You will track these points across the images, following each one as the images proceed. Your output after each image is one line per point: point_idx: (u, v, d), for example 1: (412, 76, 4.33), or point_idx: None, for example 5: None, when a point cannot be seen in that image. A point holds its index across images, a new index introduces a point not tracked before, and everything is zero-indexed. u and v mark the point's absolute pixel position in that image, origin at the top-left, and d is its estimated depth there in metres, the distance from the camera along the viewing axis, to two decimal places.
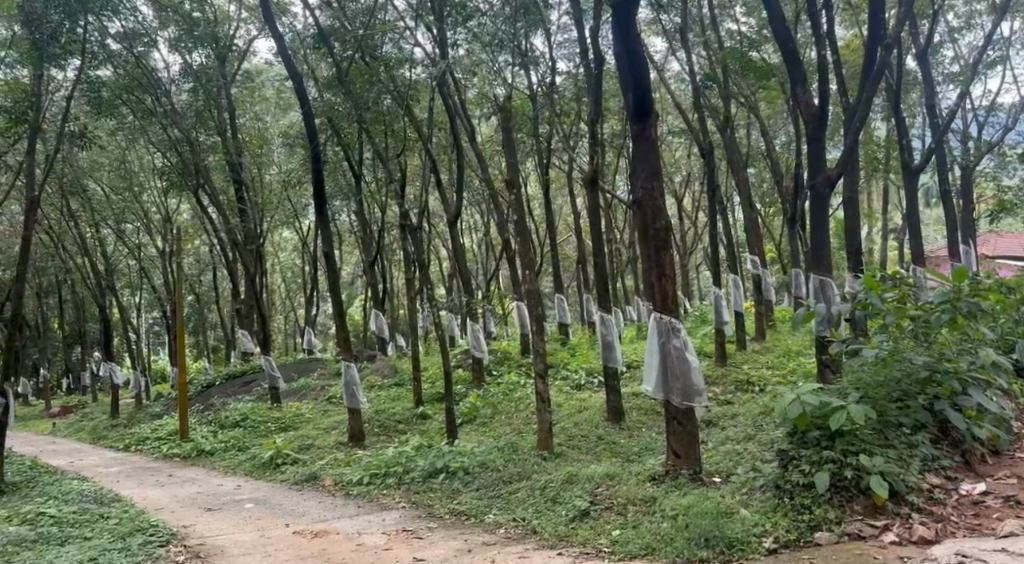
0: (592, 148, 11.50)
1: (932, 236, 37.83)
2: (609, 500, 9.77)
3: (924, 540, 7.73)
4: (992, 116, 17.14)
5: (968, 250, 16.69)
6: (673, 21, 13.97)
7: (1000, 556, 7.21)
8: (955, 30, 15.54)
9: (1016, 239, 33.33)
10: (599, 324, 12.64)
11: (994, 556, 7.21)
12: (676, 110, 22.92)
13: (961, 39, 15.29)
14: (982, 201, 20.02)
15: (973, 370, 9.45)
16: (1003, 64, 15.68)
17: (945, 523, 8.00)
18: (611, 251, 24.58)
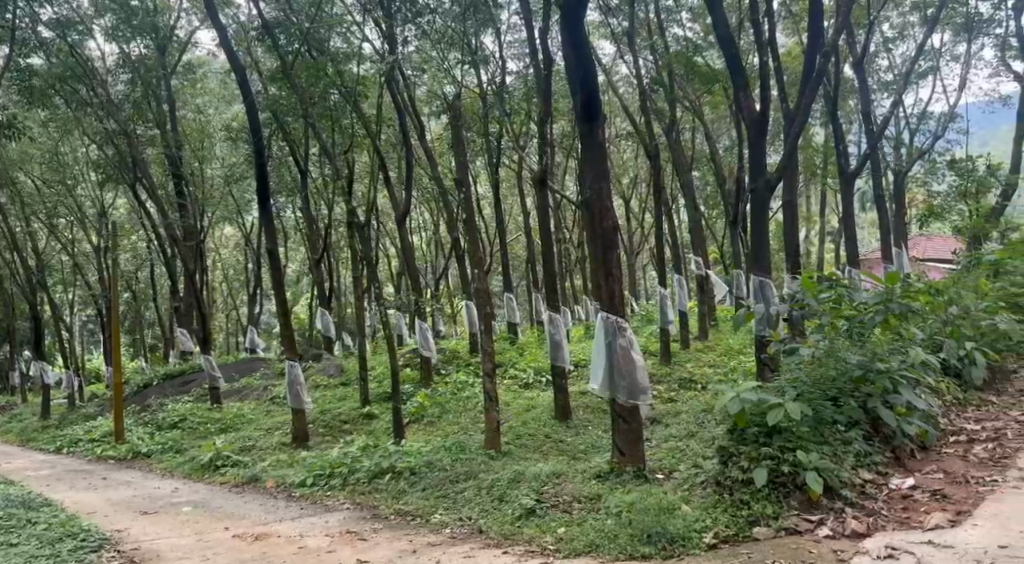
0: (540, 147, 11.55)
1: (868, 238, 39.15)
2: (555, 498, 9.84)
3: (856, 534, 7.99)
4: (922, 124, 17.80)
5: (898, 252, 17.29)
6: (621, 24, 14.15)
7: (926, 549, 7.56)
8: (889, 40, 16.13)
9: (945, 241, 34.73)
10: (547, 323, 12.67)
11: (921, 548, 7.56)
12: (622, 112, 23.19)
13: (894, 49, 15.86)
14: (913, 206, 20.77)
15: (904, 369, 9.79)
16: (933, 74, 16.29)
17: (876, 517, 8.28)
18: (559, 251, 24.74)
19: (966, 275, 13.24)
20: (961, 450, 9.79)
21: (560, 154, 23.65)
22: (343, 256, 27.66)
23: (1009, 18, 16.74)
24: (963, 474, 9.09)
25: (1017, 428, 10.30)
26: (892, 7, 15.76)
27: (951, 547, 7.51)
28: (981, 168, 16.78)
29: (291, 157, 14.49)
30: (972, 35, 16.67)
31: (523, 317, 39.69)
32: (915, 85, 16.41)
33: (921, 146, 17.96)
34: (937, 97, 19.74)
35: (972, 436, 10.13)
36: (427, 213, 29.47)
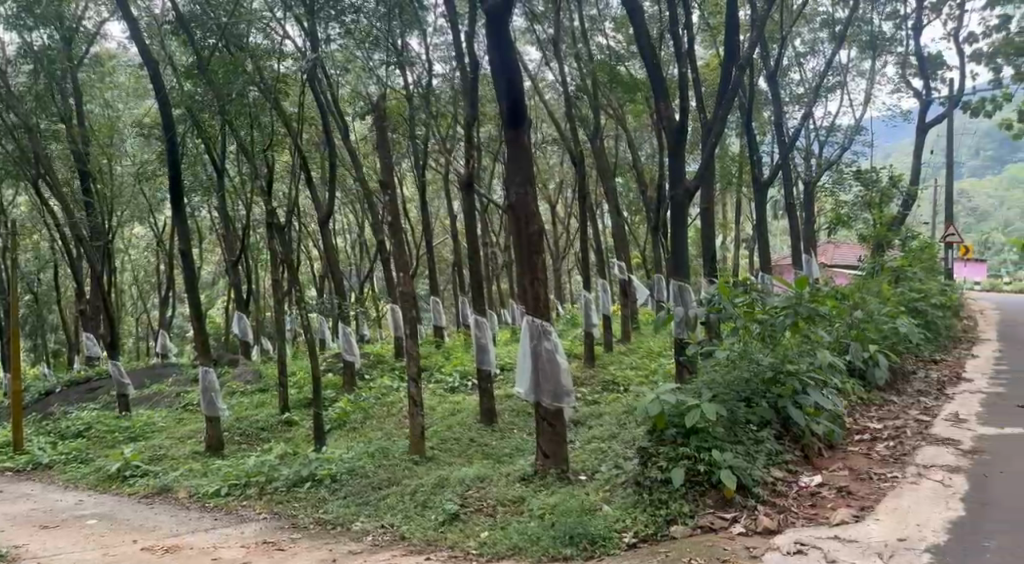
0: (467, 152, 11.68)
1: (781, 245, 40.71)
2: (478, 502, 9.84)
3: (767, 530, 8.25)
4: (830, 136, 18.62)
5: (807, 259, 18.00)
6: (546, 31, 14.34)
7: (832, 544, 7.89)
8: (801, 55, 16.85)
9: (853, 251, 35.82)
10: (473, 326, 12.68)
11: (828, 544, 7.89)
12: (545, 118, 23.44)
13: (806, 64, 16.57)
14: (821, 214, 21.70)
15: (811, 371, 10.24)
16: (840, 89, 17.09)
17: (786, 513, 8.58)
18: (486, 254, 24.75)
19: (871, 281, 13.91)
20: (864, 448, 10.27)
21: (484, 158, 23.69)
22: (263, 259, 26.98)
23: (909, 37, 17.74)
24: (866, 471, 9.54)
25: (915, 426, 10.88)
26: (803, 24, 16.51)
27: (856, 542, 7.87)
28: (883, 179, 17.66)
29: (208, 154, 14.04)
30: (876, 53, 17.55)
31: (448, 321, 39.51)
32: (825, 99, 17.17)
33: (829, 157, 18.77)
34: (843, 111, 20.69)
35: (874, 434, 10.63)
36: (350, 216, 29.08)
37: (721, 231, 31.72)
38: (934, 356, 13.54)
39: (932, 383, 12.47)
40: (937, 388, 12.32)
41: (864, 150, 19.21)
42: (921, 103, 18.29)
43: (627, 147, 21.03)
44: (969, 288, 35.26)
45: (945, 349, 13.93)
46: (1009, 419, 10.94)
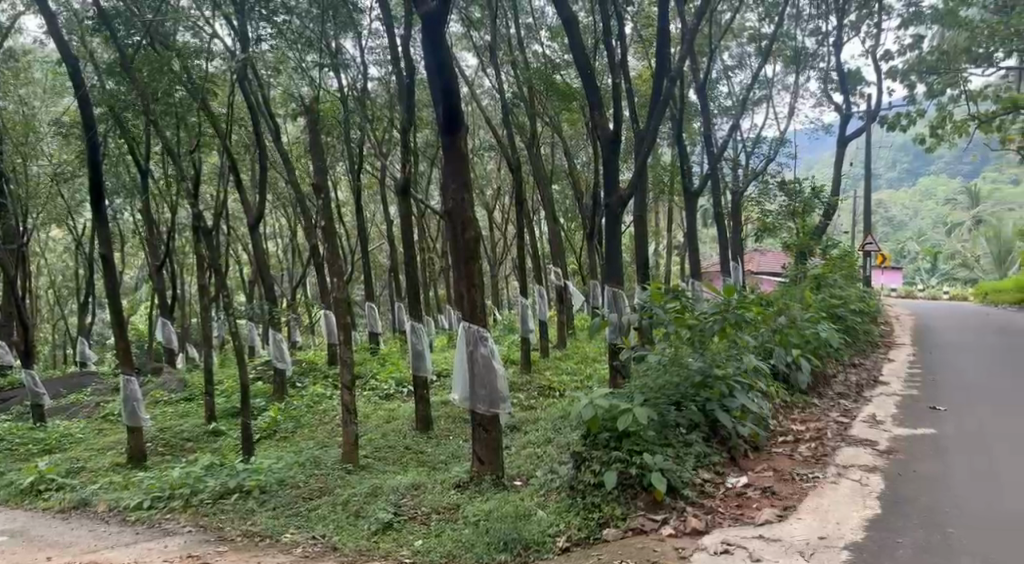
0: (404, 155, 12.37)
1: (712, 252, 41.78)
2: (413, 511, 9.76)
3: (695, 531, 8.43)
4: (757, 147, 19.21)
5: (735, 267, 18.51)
6: (482, 37, 14.39)
7: (757, 543, 8.15)
8: (729, 68, 17.37)
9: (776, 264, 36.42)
10: (409, 332, 12.60)
11: (753, 543, 8.15)
12: (481, 124, 23.49)
13: (734, 77, 17.07)
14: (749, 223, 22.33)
15: (738, 374, 10.48)
16: (766, 102, 17.66)
17: (714, 514, 8.77)
18: (423, 259, 24.59)
19: (796, 288, 14.41)
20: (788, 448, 10.58)
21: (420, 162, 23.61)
22: (189, 263, 26.22)
23: (830, 54, 18.45)
24: (791, 472, 9.83)
25: (836, 427, 11.29)
26: (731, 38, 17.02)
27: (779, 541, 8.15)
28: (806, 190, 18.27)
29: (132, 155, 13.58)
30: (799, 68, 18.23)
31: (384, 326, 39.18)
32: (752, 111, 17.73)
33: (756, 167, 19.32)
34: (769, 123, 21.35)
35: (799, 436, 10.96)
36: (280, 220, 28.54)
37: (654, 238, 32.29)
38: (853, 360, 14.11)
39: (851, 386, 13.00)
40: (855, 390, 12.86)
41: (789, 162, 19.81)
42: (841, 117, 19.04)
43: (564, 155, 21.29)
44: (887, 294, 36.90)
45: (863, 353, 14.54)
46: (921, 419, 11.47)
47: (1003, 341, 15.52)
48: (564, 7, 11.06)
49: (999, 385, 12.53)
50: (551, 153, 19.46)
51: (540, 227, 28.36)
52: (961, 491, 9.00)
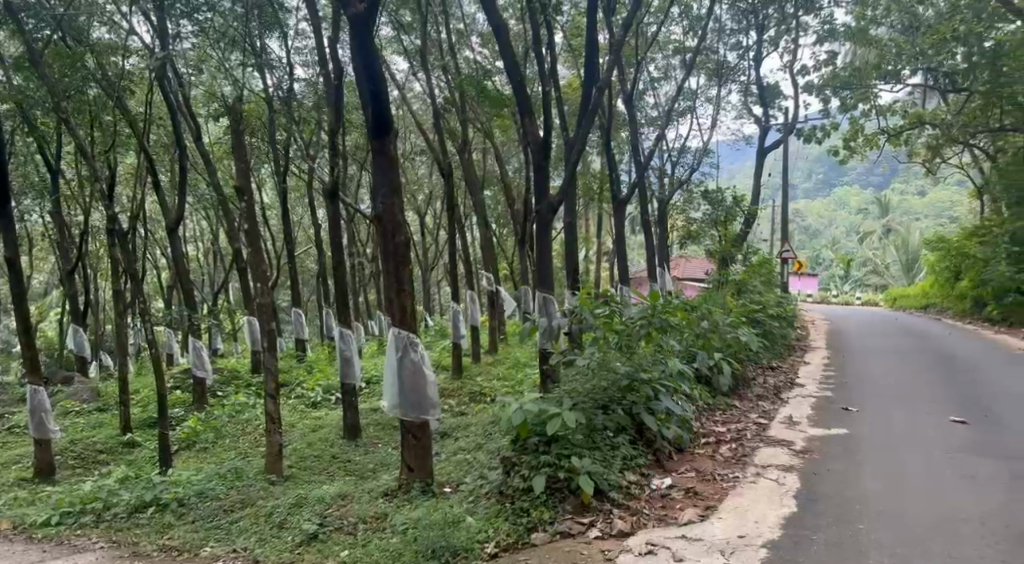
0: (331, 159, 12.27)
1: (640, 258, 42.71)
2: (339, 521, 9.58)
3: (622, 533, 8.53)
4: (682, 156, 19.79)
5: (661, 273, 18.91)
6: (413, 41, 14.30)
7: (680, 542, 8.31)
8: (655, 80, 17.85)
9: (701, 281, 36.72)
10: (337, 338, 12.40)
11: (676, 543, 8.30)
12: (412, 128, 23.39)
13: (659, 88, 17.54)
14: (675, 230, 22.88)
15: (664, 378, 10.63)
16: (690, 113, 18.18)
17: (640, 515, 8.87)
18: (352, 265, 24.26)
19: (720, 294, 14.83)
20: (711, 449, 10.79)
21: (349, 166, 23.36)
22: (103, 267, 25.20)
23: (750, 67, 19.08)
24: (713, 472, 10.02)
25: (755, 428, 11.58)
26: (656, 50, 17.45)
27: (701, 540, 8.32)
28: (727, 199, 18.86)
29: (42, 155, 12.93)
30: (722, 80, 18.84)
31: (311, 332, 38.55)
32: (677, 122, 18.22)
33: (681, 176, 19.87)
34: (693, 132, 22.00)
35: (721, 437, 11.20)
36: (201, 224, 27.75)
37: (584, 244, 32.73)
38: (771, 363, 14.60)
39: (770, 388, 13.43)
40: (774, 392, 13.28)
41: (713, 171, 20.44)
42: (760, 129, 19.69)
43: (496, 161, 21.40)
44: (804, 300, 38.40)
45: (781, 356, 15.07)
46: (835, 420, 11.88)
47: (912, 344, 16.25)
48: (493, 13, 11.10)
49: (907, 388, 13.10)
50: (482, 159, 19.55)
51: (470, 232, 28.37)
52: (871, 489, 9.33)
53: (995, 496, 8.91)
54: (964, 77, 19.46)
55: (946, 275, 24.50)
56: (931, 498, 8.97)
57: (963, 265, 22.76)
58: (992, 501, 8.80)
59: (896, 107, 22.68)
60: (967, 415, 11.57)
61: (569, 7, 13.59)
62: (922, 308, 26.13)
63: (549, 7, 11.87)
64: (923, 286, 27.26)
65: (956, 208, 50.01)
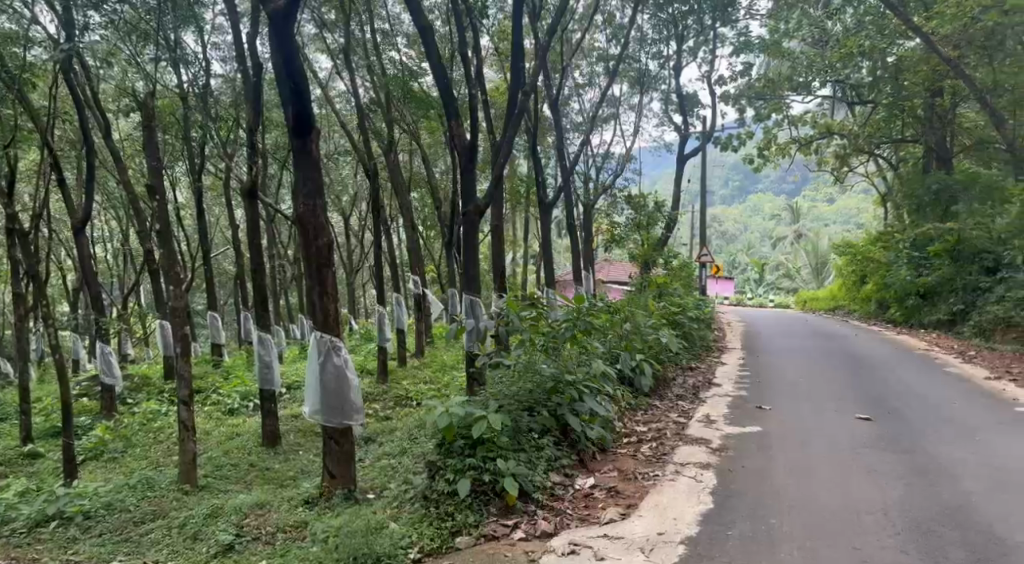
0: (250, 158, 11.91)
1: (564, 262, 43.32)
2: (256, 530, 9.29)
3: (545, 534, 8.52)
4: (606, 162, 20.18)
5: (585, 276, 19.18)
6: (336, 39, 14.06)
7: (602, 541, 8.34)
8: (580, 86, 18.14)
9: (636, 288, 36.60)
10: (255, 343, 12.03)
11: (598, 541, 8.33)
12: (335, 128, 23.05)
13: (584, 95, 17.82)
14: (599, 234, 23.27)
15: (588, 380, 10.73)
16: (613, 119, 18.54)
17: (563, 516, 8.88)
18: (271, 267, 23.70)
19: (643, 298, 15.15)
20: (633, 449, 10.86)
21: (269, 165, 22.84)
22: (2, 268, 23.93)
23: (671, 77, 19.57)
24: (634, 471, 10.05)
25: (675, 427, 11.74)
26: (581, 57, 17.75)
27: (622, 538, 8.37)
28: (649, 204, 19.31)
29: None
30: (643, 88, 19.26)
31: (229, 336, 37.51)
32: (601, 128, 18.57)
33: (605, 181, 20.23)
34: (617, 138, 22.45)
35: (643, 436, 11.34)
36: (110, 224, 26.66)
37: (510, 247, 32.95)
38: (690, 364, 14.98)
39: (689, 388, 13.74)
40: (693, 392, 13.59)
41: (635, 177, 20.93)
42: (680, 137, 20.21)
43: (422, 163, 21.35)
44: (721, 303, 39.69)
45: (700, 357, 15.51)
46: (751, 417, 12.21)
47: (823, 345, 16.88)
48: (418, 14, 11.00)
49: (818, 388, 13.51)
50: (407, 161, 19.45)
51: (394, 234, 28.14)
52: (783, 485, 9.49)
53: (897, 488, 9.15)
54: (869, 90, 20.66)
55: (853, 279, 25.73)
56: (838, 491, 9.16)
57: (867, 269, 23.91)
58: (894, 493, 9.03)
59: (805, 117, 23.86)
60: (873, 414, 11.97)
61: (495, 11, 13.66)
62: (831, 310, 27.33)
63: (475, 10, 11.85)
64: (832, 290, 28.57)
65: (859, 215, 52.61)
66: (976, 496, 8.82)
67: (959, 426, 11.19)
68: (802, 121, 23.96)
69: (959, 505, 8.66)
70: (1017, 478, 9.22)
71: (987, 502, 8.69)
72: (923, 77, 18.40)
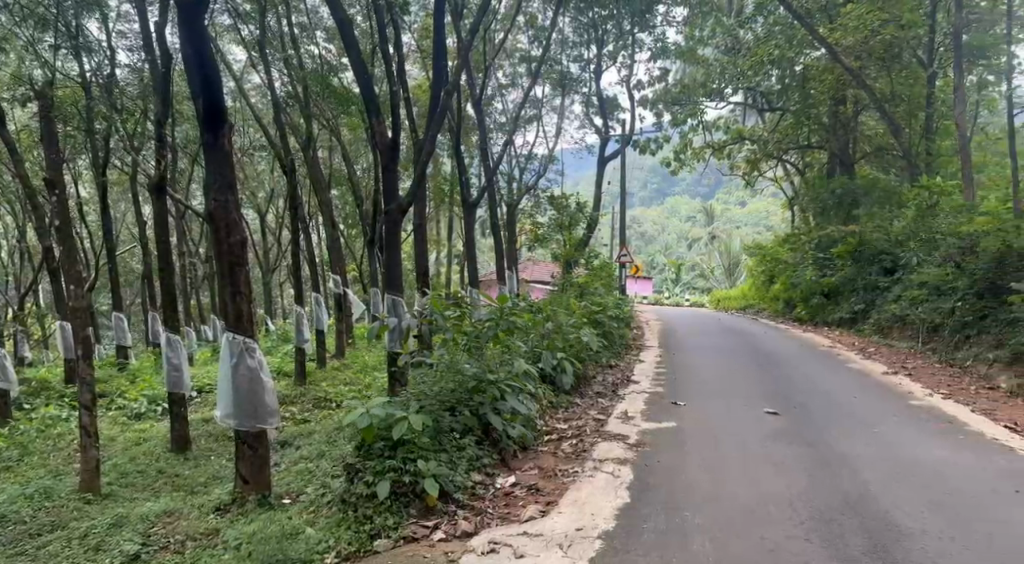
0: (159, 152, 11.45)
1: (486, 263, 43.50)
2: (164, 539, 8.93)
3: (466, 534, 8.43)
4: (529, 163, 20.33)
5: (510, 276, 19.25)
6: (251, 31, 13.75)
7: (521, 539, 8.32)
8: (503, 86, 18.23)
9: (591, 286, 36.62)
10: (164, 344, 11.56)
11: (518, 539, 8.30)
12: (251, 122, 22.48)
13: (507, 95, 17.92)
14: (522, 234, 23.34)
15: (510, 379, 10.73)
16: (535, 120, 18.68)
17: (483, 515, 8.82)
18: (181, 266, 22.92)
19: (564, 298, 15.31)
20: (553, 446, 10.94)
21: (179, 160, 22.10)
22: None
23: (592, 80, 19.84)
24: (555, 468, 10.12)
25: (595, 424, 11.90)
26: (504, 58, 17.84)
27: (542, 536, 8.38)
28: (570, 204, 19.53)
29: None
30: (565, 90, 19.43)
31: (135, 338, 36.01)
32: (524, 128, 18.70)
33: (529, 182, 20.39)
34: (539, 138, 22.66)
35: (564, 434, 11.43)
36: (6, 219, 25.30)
37: (432, 247, 32.82)
38: (609, 362, 15.22)
39: (608, 385, 13.96)
40: (612, 389, 13.82)
41: (558, 178, 21.17)
42: (600, 139, 20.51)
43: (342, 160, 21.06)
44: (639, 302, 40.55)
45: (619, 355, 15.80)
46: (668, 414, 12.48)
47: (735, 342, 17.43)
48: (337, 8, 10.79)
49: (730, 385, 13.94)
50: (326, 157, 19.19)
51: (313, 232, 27.62)
52: (696, 478, 9.73)
53: (802, 480, 9.48)
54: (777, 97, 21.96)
55: (763, 279, 26.73)
56: (748, 485, 9.44)
57: (776, 270, 24.91)
58: (799, 484, 9.37)
59: (718, 123, 24.63)
60: (780, 409, 12.41)
61: (417, 8, 13.56)
62: (742, 309, 28.31)
63: (396, 7, 11.72)
64: (744, 290, 29.59)
65: (769, 218, 54.52)
66: (874, 486, 9.19)
67: (860, 420, 11.69)
68: (715, 127, 24.74)
69: (858, 494, 9.01)
70: (911, 468, 9.69)
71: (883, 491, 9.07)
72: (828, 88, 19.40)
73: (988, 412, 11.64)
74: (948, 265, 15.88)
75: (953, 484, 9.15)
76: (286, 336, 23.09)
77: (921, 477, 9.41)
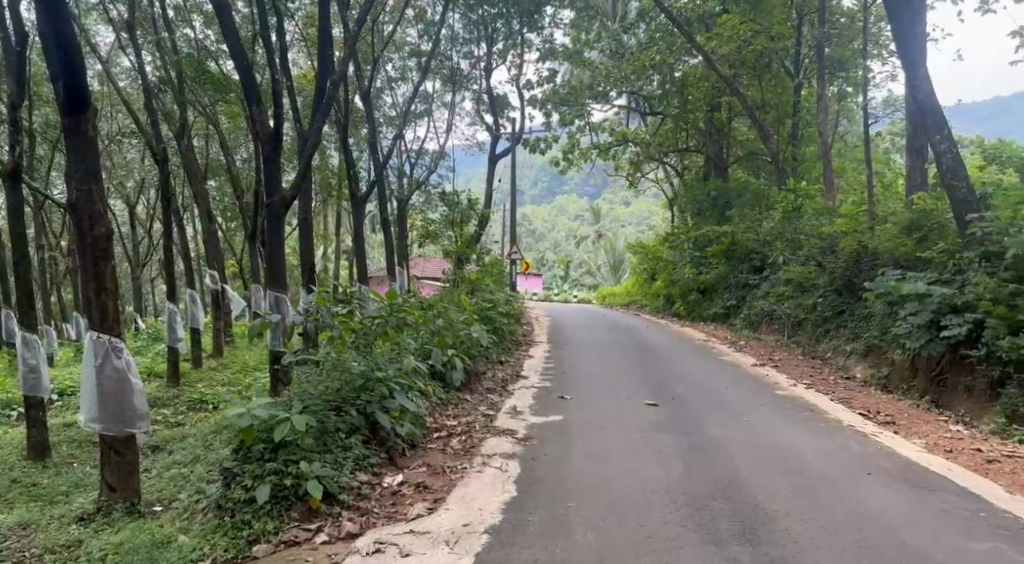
0: (13, 136, 10.58)
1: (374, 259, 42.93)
2: (18, 554, 8.26)
3: (350, 535, 8.17)
4: (420, 158, 20.10)
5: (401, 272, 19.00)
6: (119, 11, 12.95)
7: (407, 537, 8.15)
8: (393, 80, 17.97)
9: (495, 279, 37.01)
10: (19, 344, 10.69)
11: (403, 538, 8.13)
12: (120, 108, 21.25)
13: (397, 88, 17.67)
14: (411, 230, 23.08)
15: (398, 377, 10.55)
16: (425, 115, 18.48)
17: (369, 515, 8.58)
18: (40, 260, 21.41)
19: (454, 295, 15.23)
20: (441, 443, 10.83)
21: (39, 146, 20.65)
22: None
23: (482, 78, 19.82)
24: (442, 466, 10.01)
25: (483, 421, 11.89)
26: (394, 52, 17.58)
27: (428, 533, 8.24)
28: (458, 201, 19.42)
29: None
30: (455, 87, 19.31)
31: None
32: (413, 123, 18.48)
33: (418, 178, 20.21)
34: (428, 134, 22.49)
35: (453, 431, 11.34)
36: None
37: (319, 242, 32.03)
38: (498, 358, 15.28)
39: (497, 381, 14.00)
40: (501, 385, 13.88)
41: (448, 174, 21.05)
42: (491, 137, 20.51)
43: (221, 150, 20.21)
44: (527, 300, 41.01)
45: (507, 350, 15.87)
46: (554, 407, 12.68)
47: (617, 337, 17.94)
48: None
49: (613, 378, 14.33)
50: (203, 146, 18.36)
51: (190, 226, 26.39)
52: (579, 471, 9.89)
53: (678, 469, 9.82)
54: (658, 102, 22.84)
55: (645, 276, 27.62)
56: (627, 475, 9.69)
57: (658, 268, 25.78)
58: (675, 473, 9.71)
59: (604, 124, 25.13)
60: (659, 401, 12.85)
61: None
62: (626, 306, 29.15)
63: None
64: (628, 287, 30.45)
65: (650, 218, 56.36)
66: (743, 472, 9.63)
67: (731, 410, 12.24)
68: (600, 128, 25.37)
69: (729, 481, 9.42)
70: (777, 454, 10.21)
71: (752, 477, 9.51)
72: (704, 93, 20.68)
73: (847, 401, 12.41)
74: (812, 264, 16.85)
75: (814, 469, 9.68)
76: (158, 334, 21.95)
77: (786, 463, 9.92)
